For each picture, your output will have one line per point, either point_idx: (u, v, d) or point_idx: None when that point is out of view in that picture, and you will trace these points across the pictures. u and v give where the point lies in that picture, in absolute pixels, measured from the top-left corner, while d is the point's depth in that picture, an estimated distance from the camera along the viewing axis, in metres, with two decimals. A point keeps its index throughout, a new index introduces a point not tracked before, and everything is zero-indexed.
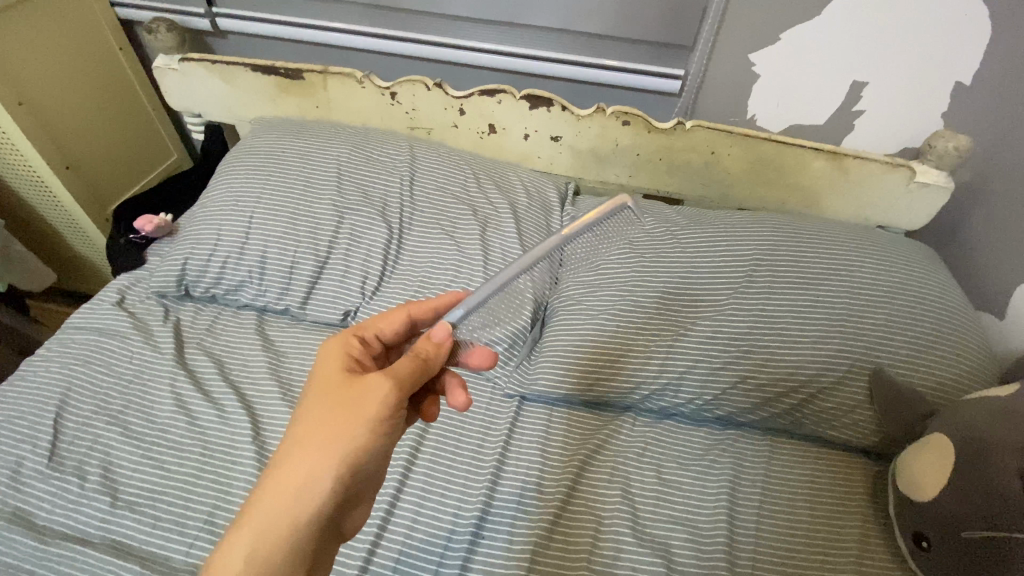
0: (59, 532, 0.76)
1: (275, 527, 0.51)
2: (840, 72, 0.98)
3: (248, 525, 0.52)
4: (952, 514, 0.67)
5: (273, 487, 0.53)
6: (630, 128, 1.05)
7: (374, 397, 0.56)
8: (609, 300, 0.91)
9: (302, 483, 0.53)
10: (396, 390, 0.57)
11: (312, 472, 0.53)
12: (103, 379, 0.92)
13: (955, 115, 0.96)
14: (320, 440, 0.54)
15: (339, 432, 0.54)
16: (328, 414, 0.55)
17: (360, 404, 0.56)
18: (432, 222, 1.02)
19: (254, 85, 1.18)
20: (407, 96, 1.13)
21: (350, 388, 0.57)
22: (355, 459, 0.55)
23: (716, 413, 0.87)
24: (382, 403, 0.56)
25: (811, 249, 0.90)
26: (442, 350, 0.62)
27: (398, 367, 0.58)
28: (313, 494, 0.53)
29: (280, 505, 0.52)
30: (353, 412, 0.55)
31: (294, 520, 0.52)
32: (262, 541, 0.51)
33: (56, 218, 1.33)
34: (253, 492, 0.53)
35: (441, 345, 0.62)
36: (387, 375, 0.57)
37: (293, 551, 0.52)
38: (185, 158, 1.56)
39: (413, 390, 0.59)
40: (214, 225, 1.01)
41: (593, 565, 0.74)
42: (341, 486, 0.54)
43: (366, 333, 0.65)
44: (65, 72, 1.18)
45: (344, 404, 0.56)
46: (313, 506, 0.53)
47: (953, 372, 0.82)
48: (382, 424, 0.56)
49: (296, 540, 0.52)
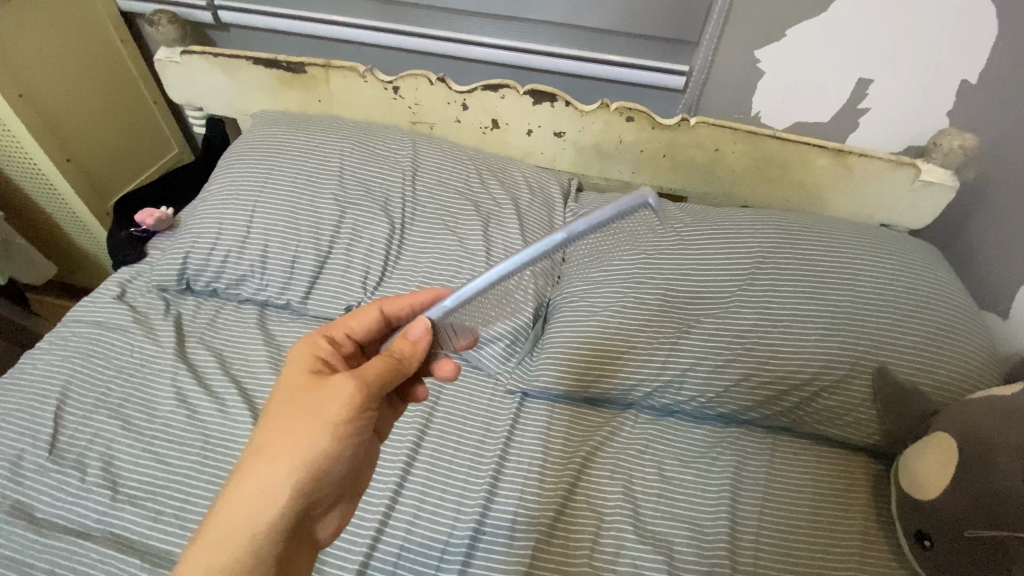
0: (59, 525, 0.76)
1: (235, 540, 0.52)
2: (846, 69, 0.98)
3: (209, 535, 0.52)
4: (956, 514, 0.67)
5: (235, 496, 0.53)
6: (635, 124, 1.05)
7: (338, 400, 0.56)
8: (612, 297, 0.91)
9: (263, 491, 0.53)
10: (361, 392, 0.57)
11: (273, 478, 0.54)
12: (104, 373, 0.91)
13: (961, 113, 0.96)
14: (282, 446, 0.55)
15: (300, 437, 0.55)
16: (290, 420, 0.56)
17: (324, 407, 0.56)
18: (434, 217, 1.02)
19: (255, 79, 1.18)
20: (409, 90, 1.12)
21: (315, 391, 0.57)
22: (318, 463, 0.55)
23: (718, 410, 0.87)
24: (346, 405, 0.56)
25: (815, 248, 0.89)
26: (419, 348, 0.61)
27: (367, 369, 0.58)
28: (272, 499, 0.53)
29: (241, 517, 0.52)
30: (316, 415, 0.56)
31: (253, 529, 0.52)
32: (220, 551, 0.51)
33: (57, 211, 1.32)
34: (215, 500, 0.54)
35: (417, 343, 0.61)
36: (351, 376, 0.57)
37: (255, 562, 0.52)
38: (186, 152, 1.55)
39: (383, 391, 0.59)
40: (215, 218, 1.01)
41: (594, 562, 0.74)
42: (301, 489, 0.54)
43: (336, 334, 0.66)
44: (66, 64, 1.18)
45: (307, 410, 0.56)
46: (272, 512, 0.53)
47: (956, 372, 0.81)
48: (345, 427, 0.56)
49: (257, 550, 0.52)
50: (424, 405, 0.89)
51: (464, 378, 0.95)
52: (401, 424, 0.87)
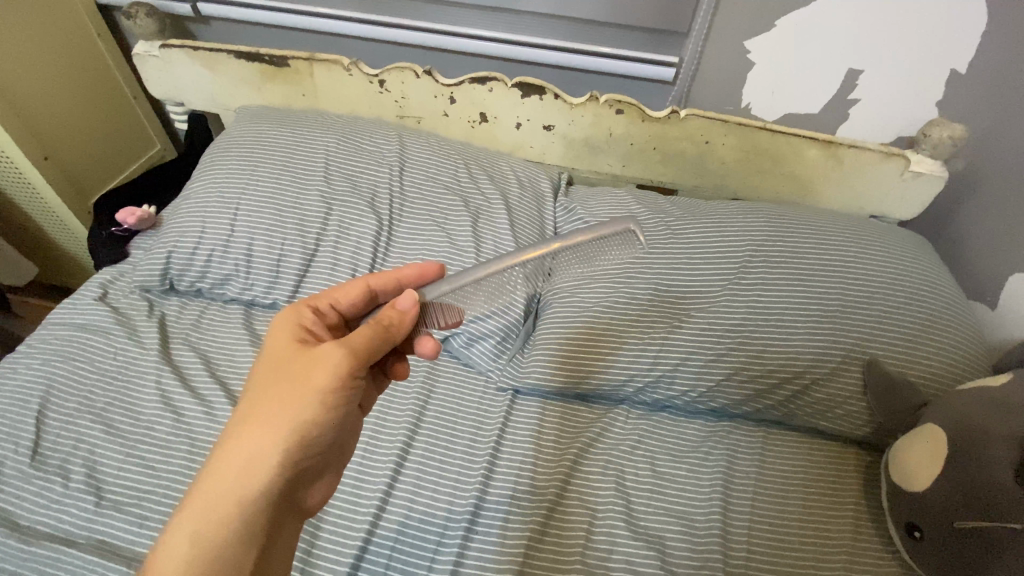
0: (42, 533, 0.74)
1: (219, 512, 0.51)
2: (836, 60, 0.97)
3: (193, 510, 0.51)
4: (946, 505, 0.67)
5: (216, 468, 0.52)
6: (624, 117, 1.04)
7: (326, 368, 0.55)
8: (603, 293, 0.90)
9: (248, 464, 0.53)
10: (351, 362, 0.56)
11: (258, 448, 0.53)
12: (87, 376, 0.89)
13: (950, 103, 0.95)
14: (268, 414, 0.54)
15: (286, 407, 0.54)
16: (274, 391, 0.55)
17: (311, 377, 0.55)
18: (422, 213, 1.00)
19: (238, 73, 1.15)
20: (395, 83, 1.10)
21: (304, 361, 0.56)
22: (304, 431, 0.55)
23: (710, 405, 0.86)
24: (332, 373, 0.55)
25: (806, 240, 0.89)
26: (408, 320, 0.59)
27: (353, 339, 0.56)
28: (258, 468, 0.53)
29: (225, 486, 0.52)
30: (303, 384, 0.55)
31: (238, 502, 0.52)
32: (207, 521, 0.51)
33: (36, 211, 1.29)
34: (199, 472, 0.53)
35: (407, 315, 0.58)
36: (344, 344, 0.56)
37: (239, 535, 0.52)
38: (168, 147, 1.52)
39: (372, 360, 0.58)
40: (198, 216, 0.99)
41: (586, 559, 0.74)
42: (290, 455, 0.54)
43: (320, 303, 0.64)
44: (41, 60, 1.15)
45: (293, 379, 0.55)
46: (259, 482, 0.53)
47: (945, 363, 0.82)
48: (331, 396, 0.56)
49: (242, 523, 0.52)
50: (415, 403, 0.89)
51: (455, 376, 0.94)
52: (392, 423, 0.87)
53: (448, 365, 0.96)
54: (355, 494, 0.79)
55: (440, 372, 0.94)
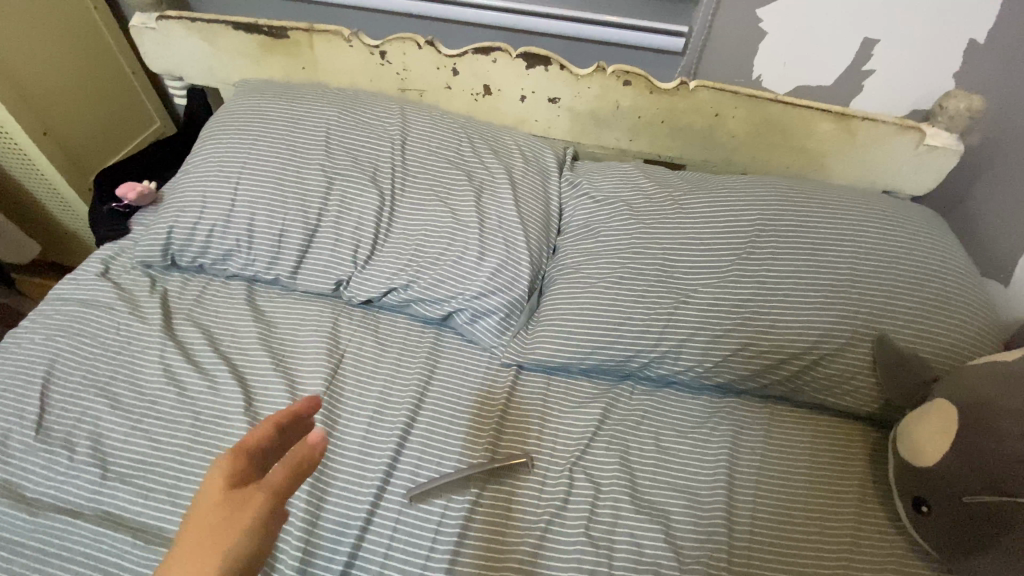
0: (48, 504, 0.74)
1: None
2: (851, 28, 0.93)
3: None
4: (954, 480, 0.66)
5: None
6: (631, 89, 1.01)
7: (251, 491, 0.39)
8: (608, 268, 0.89)
9: None
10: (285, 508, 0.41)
11: None
12: (90, 350, 0.89)
13: (967, 74, 0.92)
14: None
15: (223, 528, 0.37)
16: (196, 515, 0.37)
17: (245, 499, 0.39)
18: (425, 187, 0.98)
19: (236, 45, 1.13)
20: (397, 55, 1.08)
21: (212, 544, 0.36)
22: None
23: (716, 380, 0.85)
24: (269, 496, 0.39)
25: (817, 214, 0.87)
26: (318, 448, 0.43)
27: (274, 481, 0.40)
28: None
29: None
30: (234, 510, 0.38)
31: None
32: None
33: (37, 188, 1.29)
34: None
35: (317, 445, 0.43)
36: (248, 458, 0.42)
37: None
38: (169, 124, 1.50)
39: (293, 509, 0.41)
40: (198, 190, 0.98)
41: (590, 532, 0.73)
42: None
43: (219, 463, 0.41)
44: (36, 31, 1.12)
45: (217, 499, 0.38)
46: None
47: (955, 339, 0.80)
48: (269, 517, 0.39)
49: None
50: (419, 377, 0.89)
51: (459, 353, 0.94)
52: (395, 398, 0.86)
53: (452, 342, 0.95)
54: (359, 467, 0.79)
55: (444, 348, 0.94)
